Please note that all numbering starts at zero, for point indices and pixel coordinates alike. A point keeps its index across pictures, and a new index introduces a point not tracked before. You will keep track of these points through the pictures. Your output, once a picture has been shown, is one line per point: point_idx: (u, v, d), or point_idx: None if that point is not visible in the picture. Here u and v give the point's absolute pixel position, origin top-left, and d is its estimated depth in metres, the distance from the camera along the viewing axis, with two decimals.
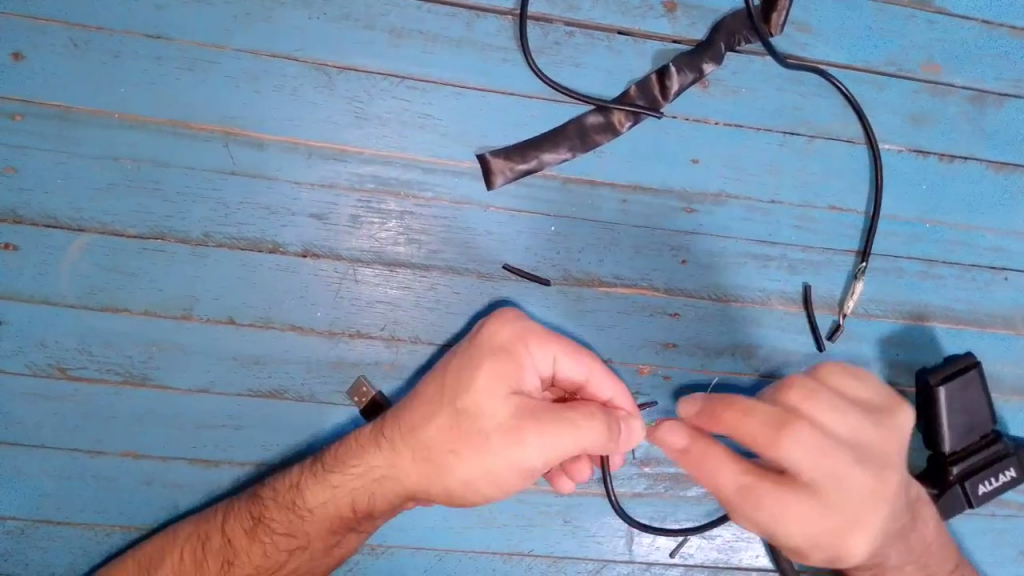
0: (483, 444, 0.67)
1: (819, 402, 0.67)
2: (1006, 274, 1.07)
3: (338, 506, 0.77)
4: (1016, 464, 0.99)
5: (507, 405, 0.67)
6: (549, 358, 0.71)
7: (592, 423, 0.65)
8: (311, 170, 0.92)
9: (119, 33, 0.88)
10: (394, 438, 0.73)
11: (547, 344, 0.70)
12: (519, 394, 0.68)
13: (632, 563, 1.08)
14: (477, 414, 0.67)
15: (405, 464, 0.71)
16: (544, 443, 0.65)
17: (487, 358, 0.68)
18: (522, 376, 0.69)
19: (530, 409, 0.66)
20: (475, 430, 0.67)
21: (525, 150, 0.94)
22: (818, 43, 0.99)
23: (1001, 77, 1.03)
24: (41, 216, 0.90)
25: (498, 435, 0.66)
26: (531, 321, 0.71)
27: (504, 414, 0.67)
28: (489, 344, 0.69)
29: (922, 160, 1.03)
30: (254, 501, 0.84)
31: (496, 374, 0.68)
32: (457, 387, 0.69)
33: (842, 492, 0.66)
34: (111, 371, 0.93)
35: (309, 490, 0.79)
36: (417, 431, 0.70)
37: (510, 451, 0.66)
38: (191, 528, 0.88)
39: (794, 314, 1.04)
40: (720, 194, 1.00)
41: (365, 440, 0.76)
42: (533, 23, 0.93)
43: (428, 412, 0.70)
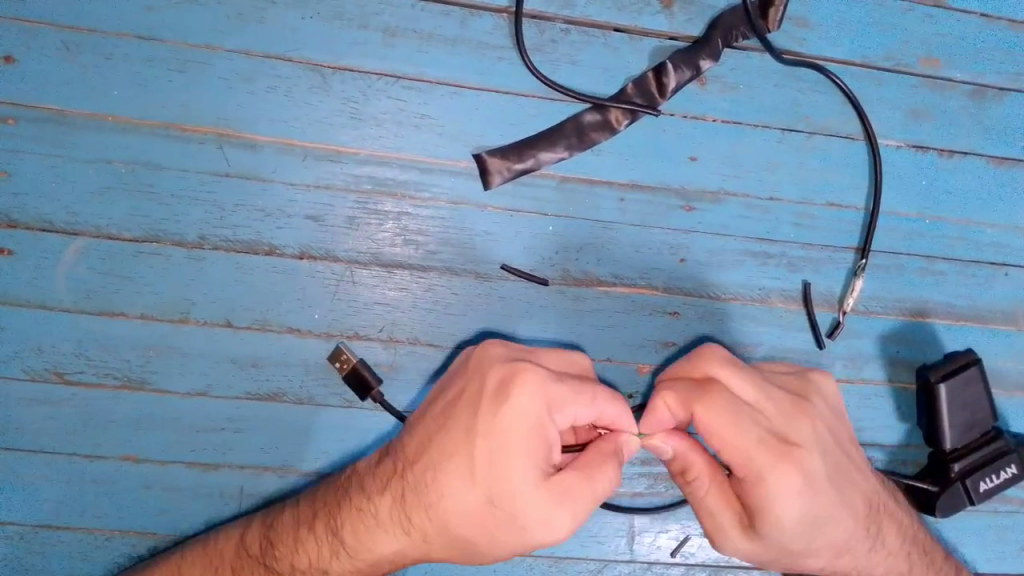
0: (521, 529, 0.64)
1: (724, 369, 0.73)
2: (1006, 269, 1.07)
3: (365, 574, 0.77)
4: (1018, 460, 0.98)
5: (544, 489, 0.63)
6: (570, 417, 0.66)
7: (611, 479, 0.66)
8: (306, 171, 0.92)
9: (113, 36, 0.88)
10: (421, 524, 0.68)
11: (571, 407, 0.66)
12: (551, 472, 0.64)
13: (633, 563, 1.07)
14: (513, 502, 0.64)
15: (438, 547, 0.69)
16: (579, 519, 0.64)
17: (518, 442, 0.63)
18: (551, 451, 0.65)
19: (565, 488, 0.64)
20: (511, 517, 0.64)
21: (521, 149, 0.93)
22: (816, 38, 0.98)
23: (1000, 70, 1.03)
24: (36, 221, 0.89)
25: (538, 526, 0.63)
26: (554, 384, 0.65)
27: (544, 503, 0.63)
28: (518, 424, 0.64)
29: (922, 155, 1.02)
30: (267, 568, 0.83)
31: (531, 460, 0.63)
32: (490, 472, 0.64)
33: (752, 451, 0.69)
34: (109, 375, 0.93)
35: (333, 570, 0.77)
36: (450, 521, 0.66)
37: (550, 537, 0.64)
38: (199, 574, 0.87)
39: (794, 311, 1.03)
40: (718, 192, 0.99)
41: (384, 521, 0.71)
42: (529, 21, 0.93)
43: (459, 499, 0.65)
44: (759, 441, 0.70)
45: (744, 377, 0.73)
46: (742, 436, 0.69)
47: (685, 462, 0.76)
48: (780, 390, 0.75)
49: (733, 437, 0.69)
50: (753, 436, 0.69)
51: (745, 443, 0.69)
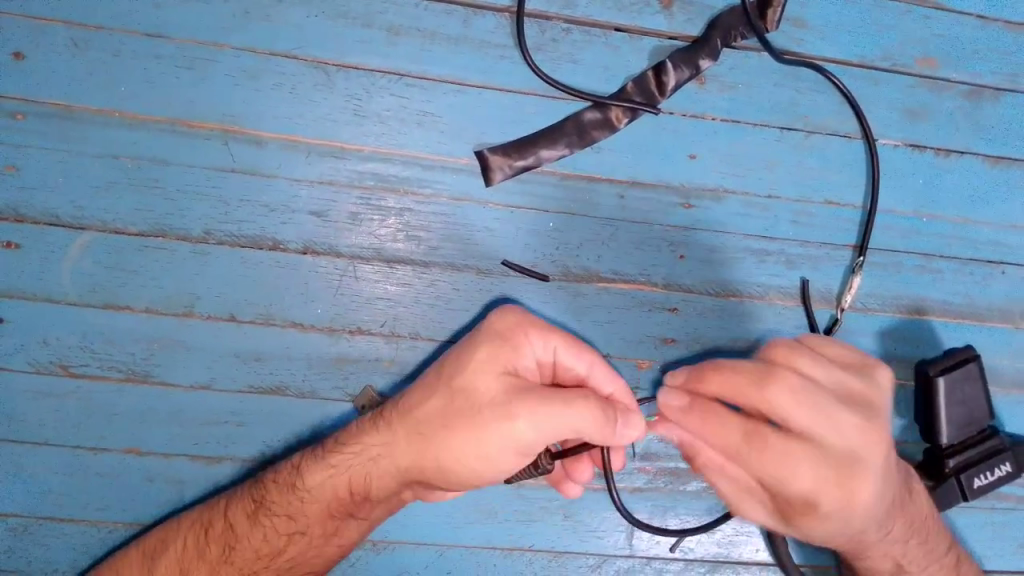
0: (473, 419, 0.66)
1: (789, 354, 0.67)
2: (1003, 268, 1.08)
3: (336, 487, 0.78)
4: (1012, 458, 1.00)
5: (502, 383, 0.67)
6: (549, 350, 0.70)
7: (589, 410, 0.65)
8: (310, 167, 0.93)
9: (120, 33, 0.89)
10: (392, 416, 0.73)
11: (549, 337, 0.70)
12: (514, 375, 0.67)
13: (632, 558, 1.08)
14: (471, 392, 0.67)
15: (400, 444, 0.71)
16: (534, 422, 0.64)
17: (485, 340, 0.69)
18: (521, 360, 0.69)
19: (524, 388, 0.66)
20: (468, 407, 0.67)
21: (523, 147, 0.94)
22: (814, 39, 0.99)
23: (997, 71, 1.04)
24: (43, 215, 0.90)
25: (488, 414, 0.65)
26: (534, 313, 0.72)
27: (495, 396, 0.66)
28: (489, 330, 0.70)
29: (919, 155, 1.04)
30: (256, 486, 0.85)
31: (493, 356, 0.68)
32: (454, 366, 0.69)
33: (829, 436, 0.65)
34: (113, 368, 0.94)
35: (309, 472, 0.80)
36: (412, 410, 0.71)
37: (499, 431, 0.65)
38: (195, 516, 0.88)
39: (793, 308, 1.04)
40: (717, 189, 1.00)
41: (365, 422, 0.77)
42: (530, 21, 0.94)
43: (426, 389, 0.70)
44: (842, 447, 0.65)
45: (815, 363, 0.68)
46: (802, 433, 0.65)
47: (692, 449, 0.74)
48: (850, 376, 0.68)
49: (811, 427, 0.64)
50: (842, 422, 0.65)
51: (828, 431, 0.65)
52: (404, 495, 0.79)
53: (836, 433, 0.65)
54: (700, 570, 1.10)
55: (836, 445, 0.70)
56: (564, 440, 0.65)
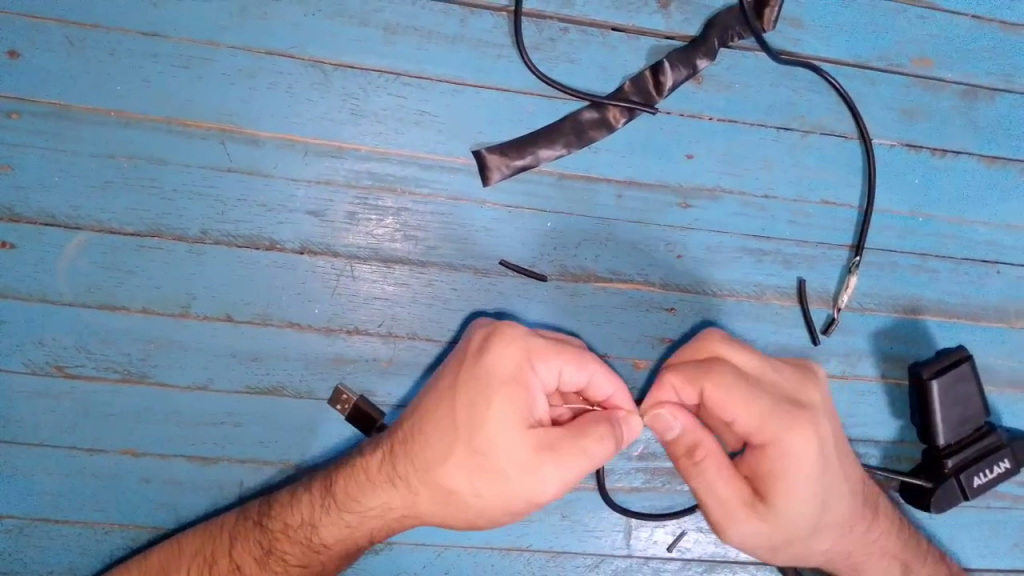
0: (503, 483, 0.67)
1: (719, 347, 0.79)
2: (998, 267, 1.08)
3: (353, 536, 0.79)
4: (1010, 455, 1.00)
5: (527, 441, 0.66)
6: (554, 373, 0.69)
7: (607, 445, 0.67)
8: (307, 167, 0.93)
9: (116, 32, 0.89)
10: (406, 474, 0.72)
11: (555, 362, 0.69)
12: (533, 427, 0.67)
13: (630, 557, 1.08)
14: (494, 455, 0.67)
15: (423, 502, 0.72)
16: (563, 475, 0.66)
17: (500, 395, 0.67)
18: (534, 404, 0.68)
19: (546, 444, 0.66)
20: (493, 470, 0.67)
21: (520, 146, 0.94)
22: (810, 39, 0.99)
23: (992, 71, 1.04)
24: (38, 215, 0.90)
25: (519, 472, 0.66)
26: (534, 337, 0.69)
27: (523, 449, 0.66)
28: (499, 376, 0.67)
29: (915, 154, 1.04)
30: (262, 530, 0.85)
31: (511, 406, 0.66)
32: (470, 426, 0.67)
33: (750, 416, 0.73)
34: (109, 369, 0.94)
35: (321, 526, 0.80)
36: (432, 471, 0.70)
37: (533, 486, 0.66)
38: (197, 544, 0.88)
39: (790, 308, 1.04)
40: (715, 189, 1.00)
41: (374, 474, 0.75)
42: (527, 20, 0.94)
43: (443, 452, 0.69)
44: (773, 416, 0.73)
45: (745, 353, 0.78)
46: (740, 404, 0.73)
47: (693, 441, 0.74)
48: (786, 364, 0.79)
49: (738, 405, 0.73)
50: (767, 405, 0.74)
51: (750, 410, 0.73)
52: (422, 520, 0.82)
53: (756, 411, 0.73)
54: (698, 569, 1.10)
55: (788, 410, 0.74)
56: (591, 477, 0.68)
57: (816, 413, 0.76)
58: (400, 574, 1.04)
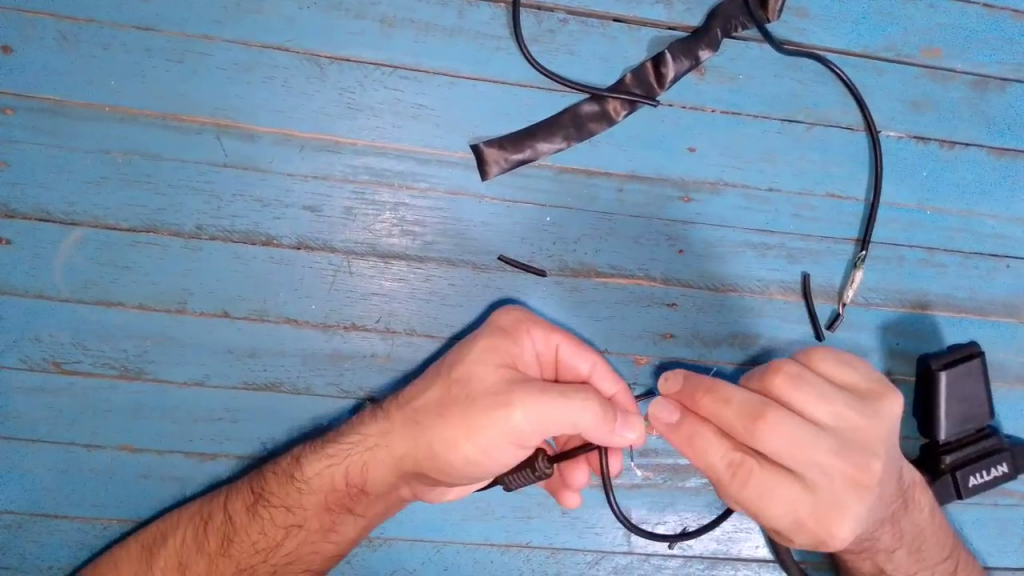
0: (469, 408, 0.67)
1: (801, 388, 0.66)
2: (1008, 261, 1.06)
3: (333, 477, 0.78)
4: (1009, 459, 0.98)
5: (499, 373, 0.68)
6: (549, 345, 0.74)
7: (586, 399, 0.65)
8: (303, 161, 0.92)
9: (110, 26, 0.88)
10: (392, 407, 0.74)
11: (550, 333, 0.74)
12: (512, 368, 0.69)
13: (631, 554, 1.07)
14: (469, 383, 0.68)
15: (397, 435, 0.72)
16: (531, 406, 0.64)
17: (487, 333, 0.71)
18: (521, 358, 0.71)
19: (521, 379, 0.67)
20: (464, 396, 0.68)
21: (519, 140, 0.93)
22: (815, 29, 0.97)
23: (1003, 61, 1.02)
24: (35, 211, 0.89)
25: (485, 398, 0.66)
26: (538, 315, 0.75)
27: (495, 379, 0.67)
28: (493, 325, 0.73)
29: (923, 147, 1.02)
30: (256, 477, 0.84)
31: (493, 345, 0.70)
32: (453, 358, 0.70)
33: (823, 476, 0.65)
34: (107, 364, 0.93)
35: (307, 461, 0.80)
36: (412, 401, 0.72)
37: (498, 415, 0.65)
38: (194, 508, 0.87)
39: (794, 303, 1.02)
40: (717, 182, 0.99)
41: (366, 414, 0.78)
42: (526, 11, 0.92)
43: (426, 382, 0.72)
44: (752, 431, 0.65)
45: (817, 397, 0.66)
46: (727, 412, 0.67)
47: (680, 432, 0.70)
48: (805, 389, 0.66)
49: (801, 466, 0.64)
50: (747, 416, 0.66)
51: (821, 472, 0.65)
52: (398, 492, 0.79)
53: (827, 475, 0.65)
54: (699, 566, 1.09)
55: (772, 428, 0.64)
56: (561, 429, 0.66)
57: (810, 437, 0.65)
58: (398, 570, 1.03)
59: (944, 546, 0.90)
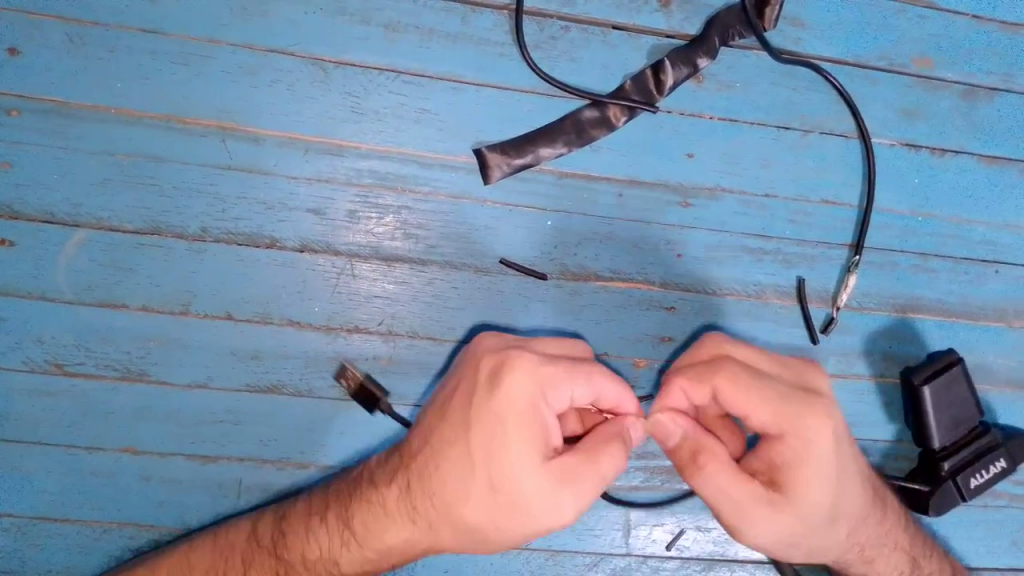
0: (526, 514, 0.65)
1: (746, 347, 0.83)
2: (997, 267, 1.08)
3: (375, 564, 0.79)
4: (1005, 455, 1.00)
5: (543, 472, 0.64)
6: (568, 400, 0.67)
7: (617, 461, 0.66)
8: (307, 164, 0.93)
9: (116, 29, 0.88)
10: (429, 514, 0.71)
11: (566, 390, 0.66)
12: (553, 456, 0.65)
13: (629, 556, 1.08)
14: (515, 488, 0.65)
15: (448, 539, 0.71)
16: (585, 501, 0.65)
17: (516, 427, 0.65)
18: (549, 432, 0.66)
19: (566, 472, 0.65)
20: (515, 502, 0.65)
21: (521, 145, 0.94)
22: (812, 38, 0.99)
23: (992, 71, 1.04)
24: (38, 212, 0.90)
25: (539, 503, 0.65)
26: (548, 368, 0.66)
27: (543, 482, 0.64)
28: (515, 409, 0.65)
29: (915, 155, 1.04)
30: (277, 558, 0.85)
31: (526, 441, 0.65)
32: (488, 459, 0.66)
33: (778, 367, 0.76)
34: (109, 367, 0.93)
35: (332, 546, 0.81)
36: (456, 510, 0.68)
37: (556, 516, 0.65)
38: (209, 568, 0.87)
39: (789, 307, 1.04)
40: (715, 188, 1.00)
41: (394, 513, 0.74)
42: (529, 18, 0.94)
43: (464, 487, 0.67)
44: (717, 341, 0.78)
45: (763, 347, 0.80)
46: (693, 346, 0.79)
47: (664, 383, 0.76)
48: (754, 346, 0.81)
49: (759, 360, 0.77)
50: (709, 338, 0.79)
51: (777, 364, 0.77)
52: None
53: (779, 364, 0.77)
54: (696, 568, 1.10)
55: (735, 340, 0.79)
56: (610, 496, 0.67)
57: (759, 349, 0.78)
58: (399, 572, 1.04)
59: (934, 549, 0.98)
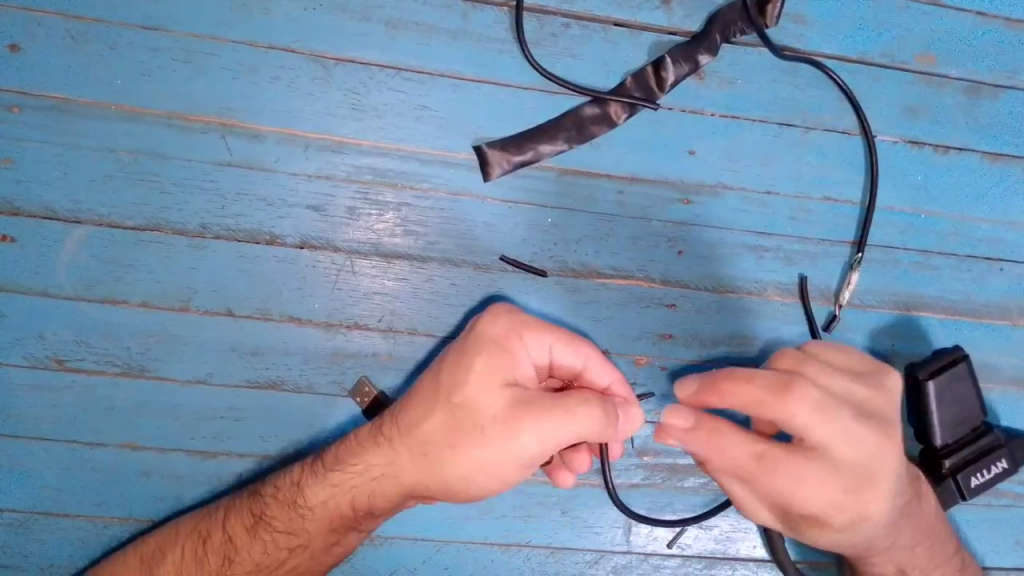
0: (479, 436, 0.68)
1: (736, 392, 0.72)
2: (1001, 264, 1.08)
3: (338, 505, 0.79)
4: (1007, 455, 0.99)
5: (502, 396, 0.68)
6: (544, 349, 0.71)
7: (588, 400, 0.67)
8: (307, 161, 0.93)
9: (117, 26, 0.89)
10: (393, 436, 0.74)
11: (543, 337, 0.71)
12: (514, 387, 0.68)
13: (630, 554, 1.08)
14: (473, 407, 0.69)
15: (406, 464, 0.73)
16: (541, 432, 0.66)
17: (483, 353, 0.69)
18: (518, 368, 0.70)
19: (523, 399, 0.67)
20: (470, 423, 0.68)
21: (521, 142, 0.94)
22: (814, 35, 0.99)
23: (996, 67, 1.04)
24: (39, 209, 0.90)
25: (493, 426, 0.67)
26: (527, 315, 0.72)
27: (499, 405, 0.68)
28: (485, 339, 0.70)
29: (917, 152, 1.04)
30: (254, 499, 0.85)
31: (491, 365, 0.69)
32: (452, 382, 0.70)
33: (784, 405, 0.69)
34: (110, 362, 0.94)
35: (309, 489, 0.80)
36: (416, 430, 0.72)
37: (509, 442, 0.67)
38: (193, 522, 0.87)
39: (791, 305, 1.04)
40: (716, 185, 1.00)
41: (365, 440, 0.77)
42: (529, 15, 0.94)
43: (427, 407, 0.71)
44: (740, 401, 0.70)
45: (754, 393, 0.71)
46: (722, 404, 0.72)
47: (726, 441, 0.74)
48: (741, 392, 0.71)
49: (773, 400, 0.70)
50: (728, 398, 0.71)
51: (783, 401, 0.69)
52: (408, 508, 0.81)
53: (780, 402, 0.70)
54: (697, 566, 1.10)
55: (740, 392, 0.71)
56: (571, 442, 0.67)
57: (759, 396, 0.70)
58: (398, 569, 1.04)
59: (951, 540, 0.91)
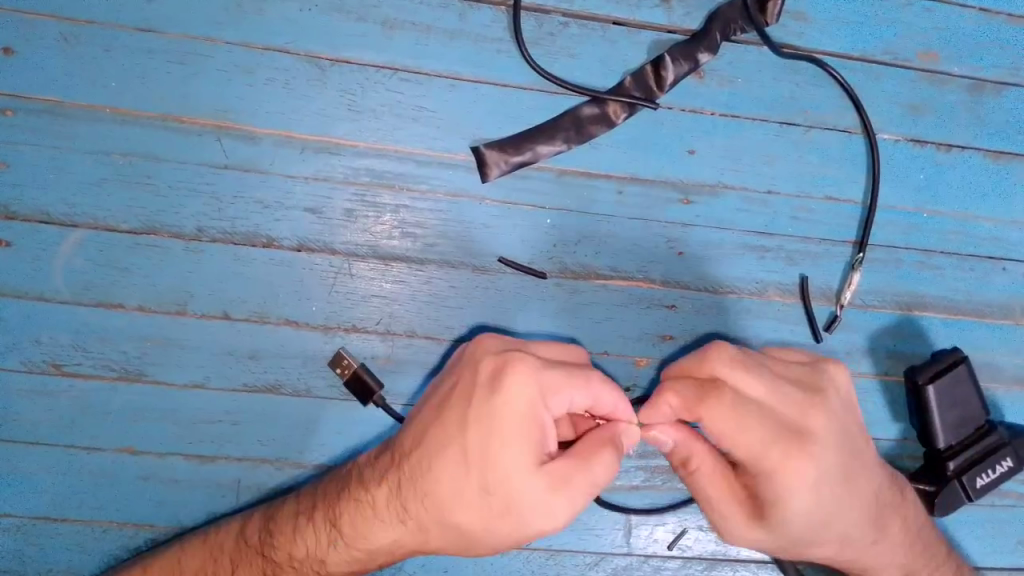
0: (516, 518, 0.65)
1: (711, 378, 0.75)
2: (1004, 264, 1.07)
3: (360, 565, 0.78)
4: (1012, 453, 0.98)
5: (539, 477, 0.64)
6: (564, 405, 0.67)
7: (609, 466, 0.66)
8: (304, 163, 0.92)
9: (111, 28, 0.88)
10: (416, 514, 0.69)
11: (564, 394, 0.67)
12: (546, 460, 0.65)
13: (630, 555, 1.07)
14: (506, 490, 0.64)
15: (433, 539, 0.69)
16: (575, 505, 0.65)
17: (512, 429, 0.64)
18: (545, 437, 0.65)
19: (558, 475, 0.64)
20: (506, 505, 0.65)
21: (520, 143, 0.93)
22: (815, 32, 0.98)
23: (999, 64, 1.03)
24: (34, 212, 0.89)
25: (531, 509, 0.64)
26: (548, 373, 0.66)
27: (535, 486, 0.64)
28: (513, 412, 0.65)
29: (920, 150, 1.03)
30: (265, 558, 0.84)
31: (522, 442, 0.64)
32: (482, 464, 0.65)
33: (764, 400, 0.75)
34: (106, 366, 0.93)
35: (328, 556, 0.78)
36: (444, 512, 0.67)
37: (546, 521, 0.64)
38: (198, 565, 0.88)
39: (792, 305, 1.03)
40: (717, 185, 0.99)
41: (381, 512, 0.72)
42: (527, 14, 0.93)
43: (455, 487, 0.66)
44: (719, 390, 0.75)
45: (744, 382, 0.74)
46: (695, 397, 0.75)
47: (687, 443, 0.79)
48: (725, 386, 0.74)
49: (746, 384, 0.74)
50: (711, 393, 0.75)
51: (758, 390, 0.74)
52: None
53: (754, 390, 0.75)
54: (698, 567, 1.09)
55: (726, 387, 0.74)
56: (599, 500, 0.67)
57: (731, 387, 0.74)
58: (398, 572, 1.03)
59: (939, 555, 0.97)
